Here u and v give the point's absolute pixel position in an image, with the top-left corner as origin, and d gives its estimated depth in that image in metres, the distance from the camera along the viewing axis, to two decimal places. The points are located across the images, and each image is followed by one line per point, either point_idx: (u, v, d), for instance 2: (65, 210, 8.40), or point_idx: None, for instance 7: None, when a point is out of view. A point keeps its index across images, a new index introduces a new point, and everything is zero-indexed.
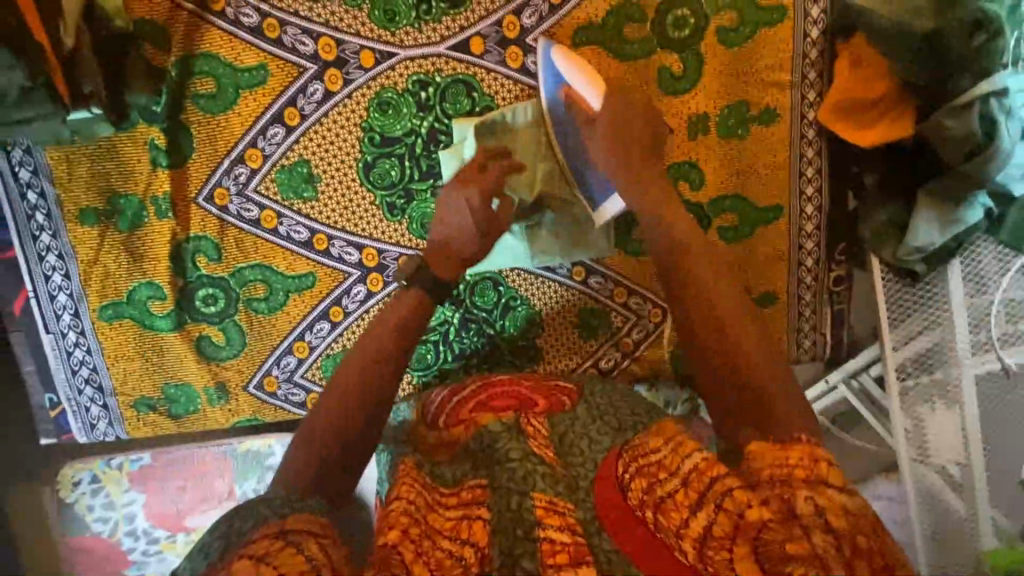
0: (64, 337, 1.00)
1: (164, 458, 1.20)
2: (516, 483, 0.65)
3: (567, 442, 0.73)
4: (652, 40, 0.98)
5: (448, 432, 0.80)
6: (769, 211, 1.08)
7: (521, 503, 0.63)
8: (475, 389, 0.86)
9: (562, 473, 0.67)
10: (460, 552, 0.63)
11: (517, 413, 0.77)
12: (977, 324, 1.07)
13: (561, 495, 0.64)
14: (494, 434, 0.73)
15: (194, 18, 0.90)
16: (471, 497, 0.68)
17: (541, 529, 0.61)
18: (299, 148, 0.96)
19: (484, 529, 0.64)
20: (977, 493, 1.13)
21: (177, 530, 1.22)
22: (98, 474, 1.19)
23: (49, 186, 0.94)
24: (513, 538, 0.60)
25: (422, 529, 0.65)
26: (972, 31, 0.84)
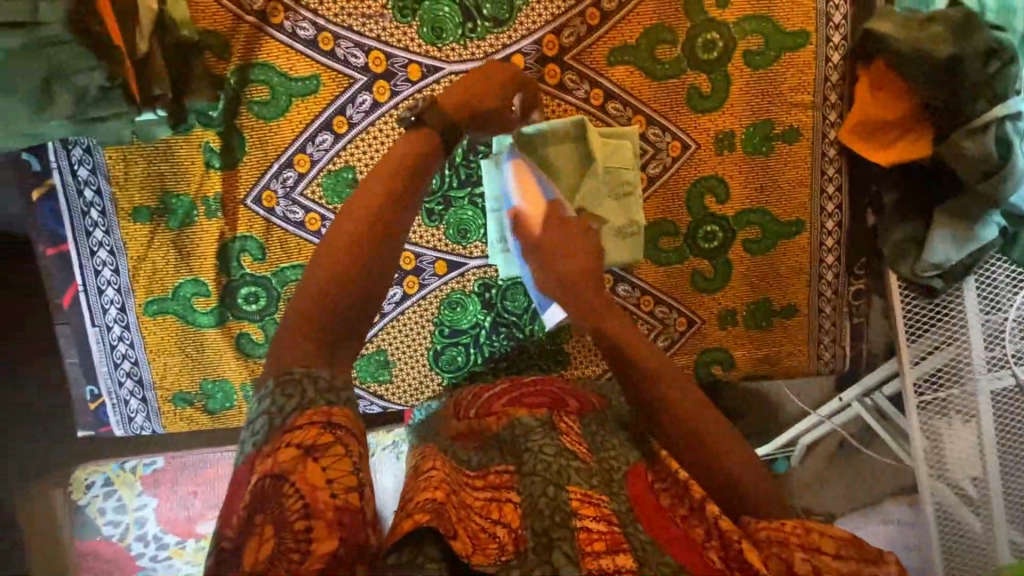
0: (109, 331, 1.03)
1: (176, 464, 1.22)
2: (552, 477, 0.65)
3: (599, 441, 0.76)
4: (682, 61, 1.04)
5: (478, 421, 0.84)
6: (791, 226, 1.12)
7: (557, 495, 0.62)
8: (508, 390, 0.88)
9: (596, 467, 0.69)
10: (493, 529, 0.62)
11: (551, 411, 0.80)
12: (992, 340, 1.09)
13: (596, 488, 0.66)
14: (528, 427, 0.75)
15: (255, 29, 0.95)
16: (498, 482, 0.70)
17: (579, 519, 0.61)
18: (346, 154, 1.01)
19: (516, 512, 0.63)
20: (994, 509, 1.14)
21: (187, 535, 1.24)
22: (111, 477, 1.21)
23: (106, 184, 0.98)
24: (550, 520, 0.60)
25: (457, 500, 0.64)
26: (986, 60, 0.92)
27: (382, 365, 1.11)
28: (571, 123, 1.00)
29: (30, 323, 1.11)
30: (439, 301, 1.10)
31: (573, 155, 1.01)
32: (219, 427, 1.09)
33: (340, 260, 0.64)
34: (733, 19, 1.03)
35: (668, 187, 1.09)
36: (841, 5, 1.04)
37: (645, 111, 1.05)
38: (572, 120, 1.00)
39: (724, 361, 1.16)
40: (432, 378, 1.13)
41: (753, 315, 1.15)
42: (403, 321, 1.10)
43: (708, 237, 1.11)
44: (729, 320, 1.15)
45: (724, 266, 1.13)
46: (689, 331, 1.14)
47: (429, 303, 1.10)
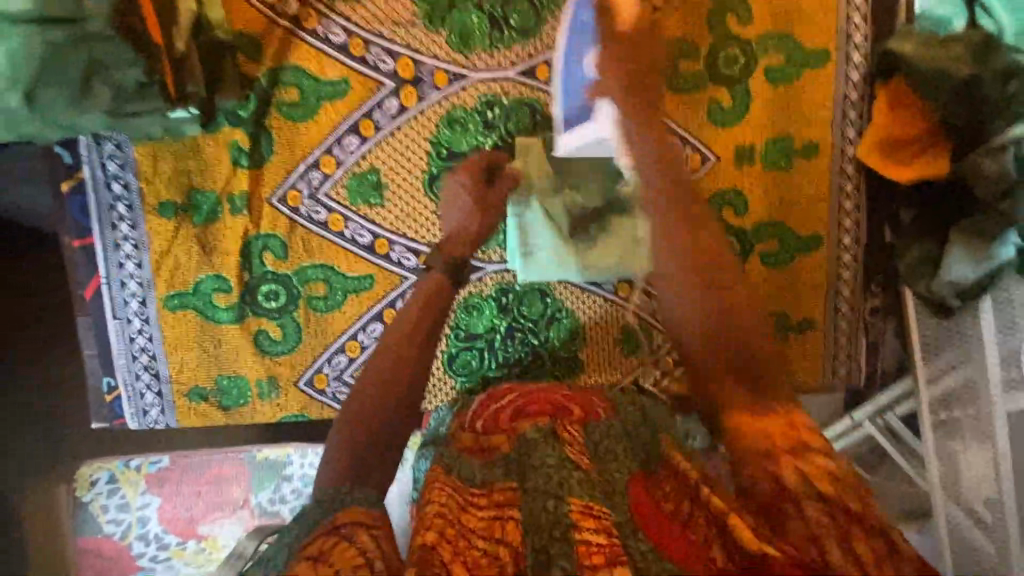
0: (129, 323, 1.04)
1: (183, 462, 1.23)
2: (551, 491, 0.67)
3: (602, 449, 0.77)
4: (704, 76, 1.06)
5: (488, 436, 0.83)
6: (808, 240, 1.13)
7: (557, 508, 0.65)
8: (515, 399, 0.88)
9: (596, 478, 0.71)
10: (494, 550, 0.65)
11: (553, 418, 0.81)
12: (1010, 362, 1.05)
13: (597, 500, 0.67)
14: (532, 441, 0.76)
15: (288, 34, 0.97)
16: (502, 500, 0.71)
17: (578, 530, 0.63)
18: (371, 157, 1.02)
19: (518, 529, 0.66)
20: (1013, 542, 1.09)
21: (187, 536, 1.23)
22: (116, 474, 1.21)
23: (134, 179, 1.00)
24: (549, 536, 0.63)
25: (456, 529, 0.67)
26: (1006, 80, 0.93)
27: None
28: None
29: (30, 322, 1.16)
30: (456, 305, 1.11)
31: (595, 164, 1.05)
32: (232, 423, 1.09)
33: (392, 359, 0.78)
34: (755, 36, 1.05)
35: None
36: (862, 24, 1.06)
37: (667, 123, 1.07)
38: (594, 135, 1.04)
39: None
40: (446, 382, 1.13)
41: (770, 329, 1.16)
42: None
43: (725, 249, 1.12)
44: None
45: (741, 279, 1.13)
46: None
47: None
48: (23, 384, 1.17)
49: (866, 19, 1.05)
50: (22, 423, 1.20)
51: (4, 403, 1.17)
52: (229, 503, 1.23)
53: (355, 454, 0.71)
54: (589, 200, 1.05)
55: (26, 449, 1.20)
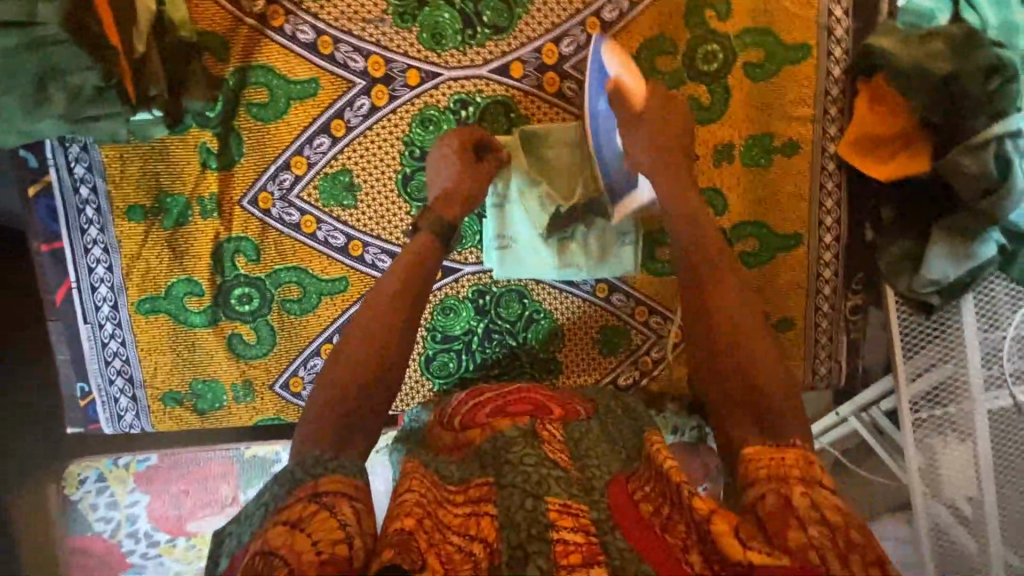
0: (101, 328, 1.03)
1: (170, 460, 1.22)
2: (529, 490, 0.66)
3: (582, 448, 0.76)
4: (682, 72, 1.04)
5: (464, 434, 0.82)
6: (788, 239, 1.12)
7: (535, 507, 0.64)
8: (496, 395, 0.88)
9: (576, 476, 0.70)
10: (469, 547, 0.64)
11: (533, 418, 0.80)
12: (990, 358, 1.07)
13: (576, 498, 0.67)
14: (510, 439, 0.74)
15: (254, 32, 0.95)
16: (479, 495, 0.70)
17: (555, 530, 0.63)
18: (343, 158, 1.01)
19: (492, 525, 0.65)
20: (989, 531, 1.12)
21: (176, 533, 1.23)
22: (105, 473, 1.21)
23: (101, 183, 0.98)
24: (527, 534, 0.62)
25: (434, 522, 0.67)
26: (987, 76, 0.91)
27: None
28: (572, 131, 1.02)
29: (31, 322, 1.13)
30: (433, 307, 1.10)
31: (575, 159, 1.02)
32: (208, 427, 1.09)
33: (374, 340, 0.77)
34: (734, 31, 1.03)
35: None
36: (844, 18, 1.03)
37: None
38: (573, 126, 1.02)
39: None
40: (424, 384, 1.12)
41: None
42: None
43: None
44: None
45: None
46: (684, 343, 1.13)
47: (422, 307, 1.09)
48: (23, 384, 1.14)
49: (847, 13, 1.03)
50: (22, 423, 1.17)
51: (4, 403, 1.14)
52: (217, 501, 1.22)
53: (333, 427, 0.71)
54: (569, 199, 1.01)
55: (25, 450, 1.17)
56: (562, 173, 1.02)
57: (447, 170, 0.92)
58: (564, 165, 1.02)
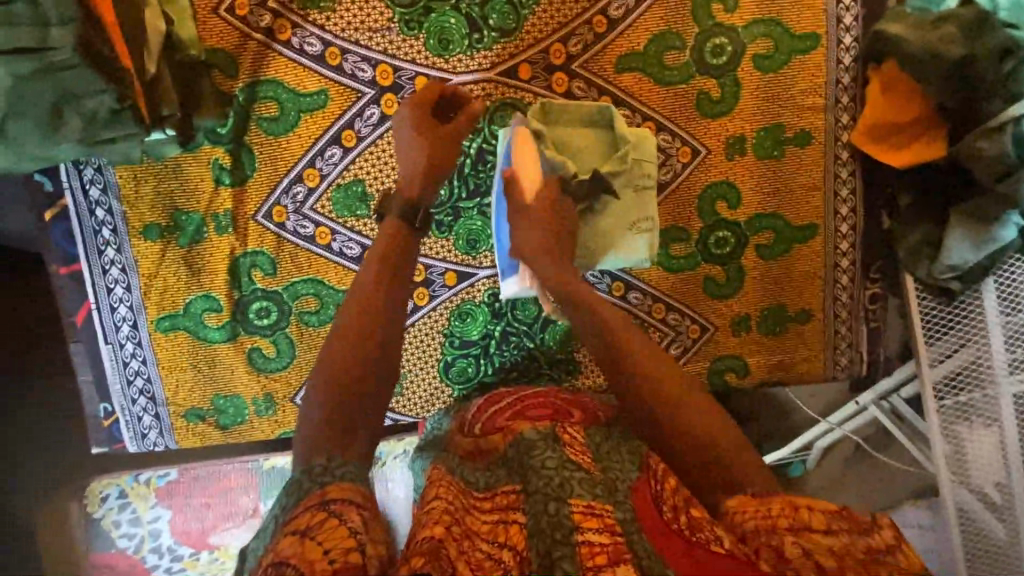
0: (122, 347, 1.03)
1: (191, 473, 1.23)
2: (553, 492, 0.64)
3: (603, 451, 0.74)
4: (691, 66, 1.03)
5: (485, 439, 0.83)
6: (804, 230, 1.11)
7: (559, 510, 0.63)
8: (515, 399, 0.90)
9: (600, 477, 0.68)
10: (498, 554, 0.63)
11: (555, 422, 0.79)
12: (1015, 342, 1.05)
13: (598, 498, 0.65)
14: (531, 442, 0.73)
15: (262, 47, 0.95)
16: (507, 503, 0.69)
17: (580, 533, 0.61)
18: (355, 168, 1.01)
19: (522, 532, 0.64)
20: (1019, 516, 1.10)
21: (200, 547, 1.23)
22: (127, 489, 1.21)
23: (116, 204, 0.99)
24: (551, 540, 0.61)
25: (462, 529, 0.65)
26: (1002, 58, 0.89)
27: None
28: (587, 108, 0.99)
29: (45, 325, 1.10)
30: (450, 312, 1.09)
31: (593, 132, 1.00)
32: (231, 441, 1.09)
33: (355, 332, 0.75)
34: (742, 23, 1.02)
35: (680, 193, 1.08)
36: (852, 5, 1.03)
37: (654, 117, 1.04)
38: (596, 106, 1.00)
39: (738, 368, 1.14)
40: (443, 391, 1.12)
41: (769, 321, 1.14)
42: (412, 333, 1.09)
43: (719, 243, 1.10)
44: (743, 327, 1.14)
45: (737, 272, 1.11)
46: (703, 337, 1.13)
47: (440, 313, 1.09)
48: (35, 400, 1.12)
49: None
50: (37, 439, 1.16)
51: None
52: (239, 513, 1.23)
53: (329, 432, 0.67)
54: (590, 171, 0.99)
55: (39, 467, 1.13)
56: (578, 147, 1.00)
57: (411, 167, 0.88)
58: (582, 139, 1.00)
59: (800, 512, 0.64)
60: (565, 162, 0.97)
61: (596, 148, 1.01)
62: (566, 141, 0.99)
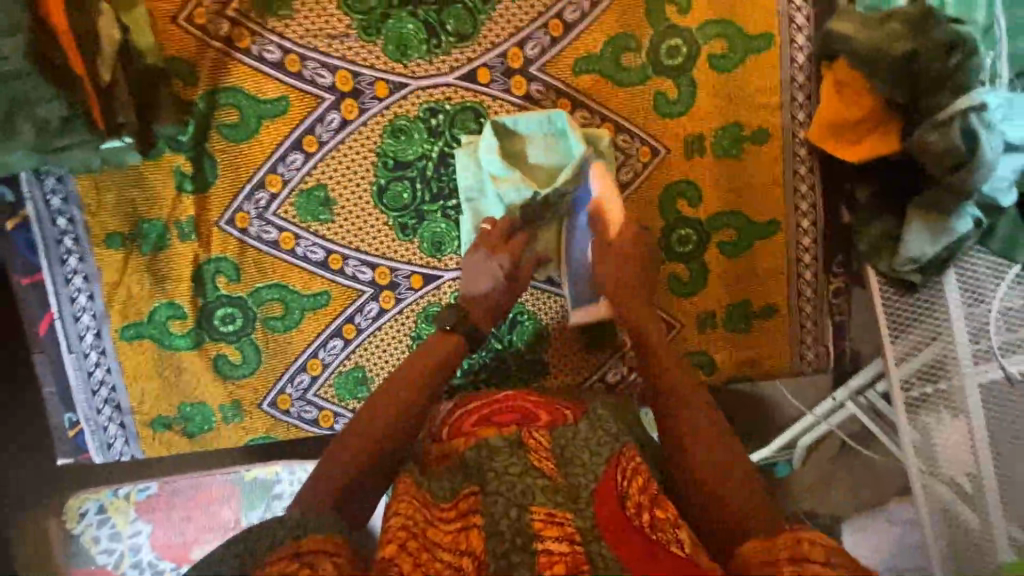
0: (86, 357, 1.03)
1: (170, 487, 1.20)
2: (514, 499, 0.69)
3: (567, 454, 0.74)
4: (647, 68, 1.04)
5: (448, 444, 0.83)
6: (766, 226, 1.12)
7: (519, 516, 0.67)
8: (482, 404, 0.89)
9: (561, 484, 0.71)
10: (458, 561, 0.69)
11: (519, 428, 0.80)
12: (977, 332, 1.06)
13: (561, 506, 0.68)
14: (495, 449, 0.75)
15: (221, 55, 0.96)
16: (467, 508, 0.73)
17: (540, 542, 0.66)
18: (317, 173, 1.01)
19: (479, 539, 0.69)
20: (990, 506, 1.10)
21: (182, 562, 1.19)
22: (105, 504, 1.18)
23: (78, 213, 0.99)
24: (512, 543, 0.65)
25: (420, 542, 0.69)
26: (948, 52, 0.91)
27: (359, 382, 1.08)
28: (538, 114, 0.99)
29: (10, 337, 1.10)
30: (416, 316, 1.07)
31: (545, 143, 1.00)
32: (198, 449, 1.08)
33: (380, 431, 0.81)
34: (696, 24, 1.04)
35: (642, 193, 1.09)
36: (803, 6, 1.05)
37: (613, 118, 1.06)
38: (546, 111, 0.99)
39: (706, 364, 1.16)
40: None
41: (735, 317, 1.15)
42: (380, 336, 1.07)
43: (682, 241, 1.11)
44: (709, 324, 1.15)
45: (701, 269, 1.13)
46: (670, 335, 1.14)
47: (406, 317, 1.07)
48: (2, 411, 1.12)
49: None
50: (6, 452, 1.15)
51: None
52: (220, 526, 1.20)
53: (331, 490, 0.75)
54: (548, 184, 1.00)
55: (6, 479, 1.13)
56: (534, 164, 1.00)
57: (491, 280, 0.94)
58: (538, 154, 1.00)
59: (801, 544, 0.61)
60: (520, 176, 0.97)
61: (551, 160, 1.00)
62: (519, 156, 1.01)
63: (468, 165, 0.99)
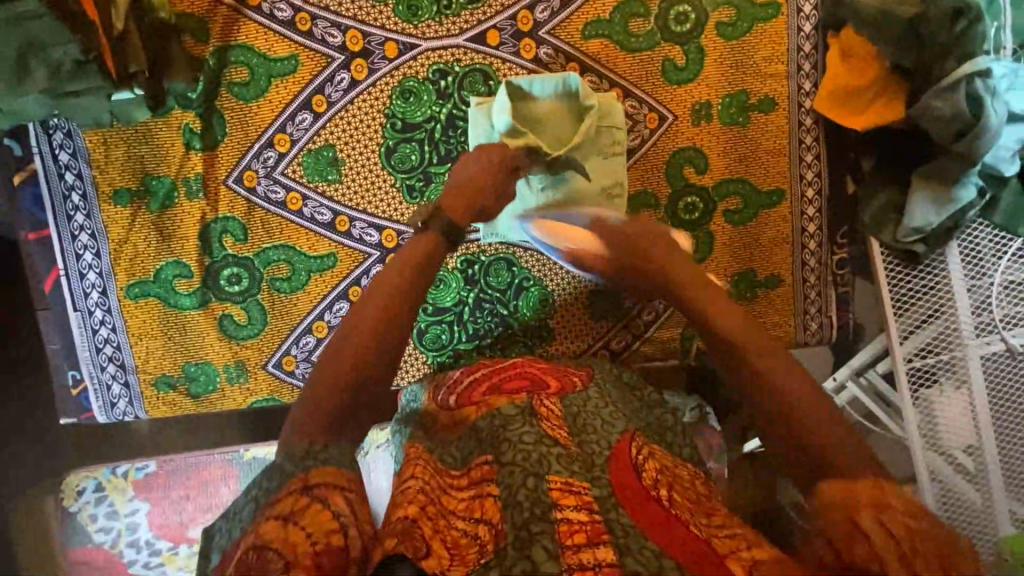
0: (91, 315, 1.03)
1: (170, 465, 1.18)
2: (530, 468, 0.65)
3: (580, 423, 0.75)
4: (656, 34, 1.05)
5: (459, 412, 0.83)
6: (771, 195, 1.13)
7: (537, 486, 0.63)
8: (491, 373, 0.87)
9: (576, 452, 0.68)
10: (475, 530, 0.63)
11: (530, 395, 0.79)
12: (979, 306, 1.06)
13: (576, 474, 0.65)
14: (508, 417, 0.74)
15: (232, 12, 0.97)
16: (480, 476, 0.70)
17: (559, 510, 0.61)
18: (326, 133, 1.02)
19: (497, 506, 0.64)
20: (992, 482, 1.09)
21: (179, 541, 1.17)
22: (103, 482, 1.16)
23: (86, 168, 0.99)
24: (530, 513, 0.61)
25: (437, 509, 0.66)
26: (953, 20, 0.91)
27: None
28: (555, 79, 0.99)
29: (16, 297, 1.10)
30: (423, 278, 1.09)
31: (558, 105, 1.00)
32: (202, 411, 1.08)
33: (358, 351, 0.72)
34: None
35: (648, 159, 1.10)
36: None
37: (622, 83, 1.06)
38: (561, 75, 0.99)
39: None
40: (419, 357, 1.12)
41: (740, 287, 1.15)
42: None
43: (689, 209, 1.12)
44: None
45: (707, 237, 1.13)
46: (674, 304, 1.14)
47: None
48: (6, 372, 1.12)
49: None
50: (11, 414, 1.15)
51: None
52: (218, 505, 1.17)
53: (336, 404, 0.67)
54: (559, 146, 1.01)
55: None
56: (546, 126, 1.00)
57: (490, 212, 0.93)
58: (550, 116, 1.00)
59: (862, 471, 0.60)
60: (534, 137, 0.96)
61: (564, 121, 1.01)
62: (532, 118, 1.00)
63: (479, 122, 1.00)
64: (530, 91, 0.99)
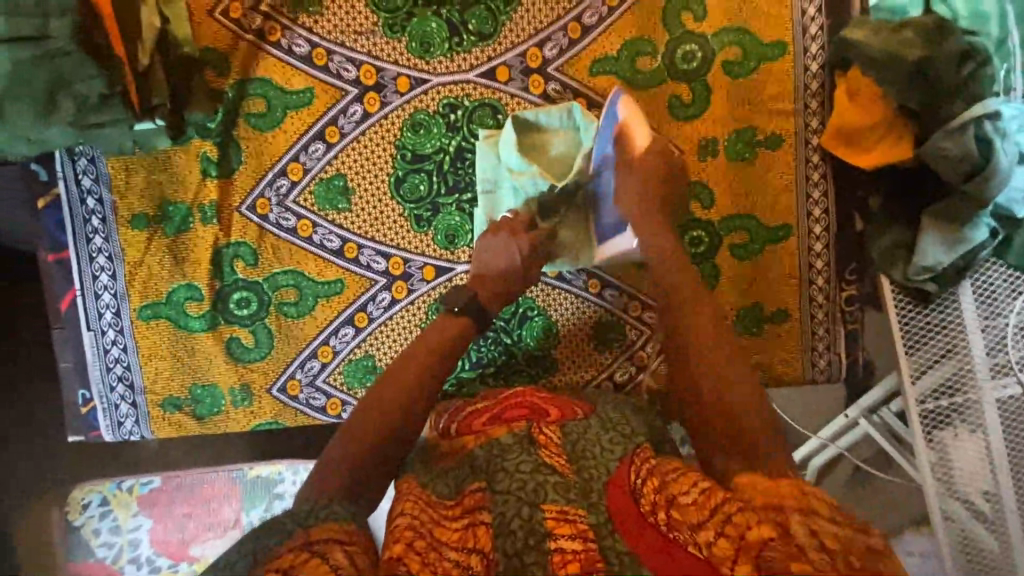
0: (103, 335, 1.05)
1: (174, 481, 1.18)
2: (526, 497, 0.65)
3: (580, 449, 0.73)
4: (663, 71, 1.07)
5: (459, 439, 0.82)
6: (778, 230, 1.13)
7: (532, 515, 0.64)
8: (494, 404, 0.86)
9: (574, 479, 0.68)
10: (467, 560, 0.65)
11: (528, 424, 0.78)
12: (995, 346, 1.03)
13: (574, 503, 0.65)
14: (506, 446, 0.73)
15: (253, 47, 1.01)
16: (473, 505, 0.70)
17: (552, 539, 0.61)
18: (337, 163, 1.04)
19: (488, 534, 0.66)
20: (1009, 526, 1.04)
21: (179, 559, 1.17)
22: (108, 496, 1.16)
23: (107, 193, 1.03)
24: (523, 542, 0.62)
25: (428, 542, 0.65)
26: (961, 61, 0.93)
27: (368, 370, 1.08)
28: (563, 110, 1.01)
29: None
30: (427, 306, 1.08)
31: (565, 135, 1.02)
32: (206, 432, 1.09)
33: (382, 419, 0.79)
34: (711, 32, 1.07)
35: None
36: (817, 16, 1.07)
37: None
38: (567, 106, 1.01)
39: None
40: None
41: (746, 321, 1.15)
42: (390, 327, 1.08)
43: (694, 242, 1.12)
44: None
45: (713, 270, 1.13)
46: None
47: (418, 307, 1.08)
48: None
49: (820, 10, 1.07)
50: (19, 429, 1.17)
51: None
52: (220, 524, 1.17)
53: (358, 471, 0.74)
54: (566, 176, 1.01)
55: None
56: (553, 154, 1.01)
57: (507, 260, 0.95)
58: (557, 147, 1.01)
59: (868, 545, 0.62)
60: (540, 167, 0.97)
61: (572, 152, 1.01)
62: (538, 148, 1.01)
63: (487, 155, 1.01)
64: (537, 126, 1.01)
